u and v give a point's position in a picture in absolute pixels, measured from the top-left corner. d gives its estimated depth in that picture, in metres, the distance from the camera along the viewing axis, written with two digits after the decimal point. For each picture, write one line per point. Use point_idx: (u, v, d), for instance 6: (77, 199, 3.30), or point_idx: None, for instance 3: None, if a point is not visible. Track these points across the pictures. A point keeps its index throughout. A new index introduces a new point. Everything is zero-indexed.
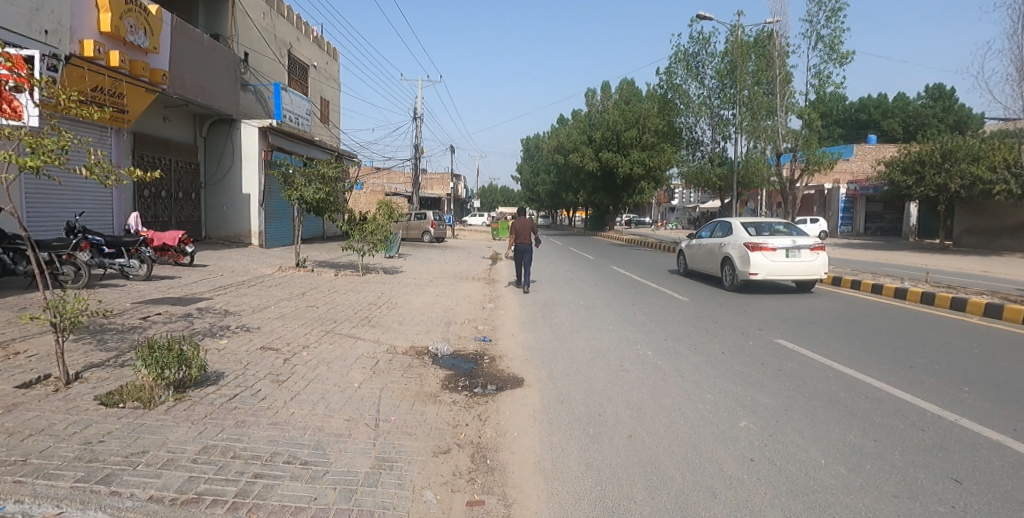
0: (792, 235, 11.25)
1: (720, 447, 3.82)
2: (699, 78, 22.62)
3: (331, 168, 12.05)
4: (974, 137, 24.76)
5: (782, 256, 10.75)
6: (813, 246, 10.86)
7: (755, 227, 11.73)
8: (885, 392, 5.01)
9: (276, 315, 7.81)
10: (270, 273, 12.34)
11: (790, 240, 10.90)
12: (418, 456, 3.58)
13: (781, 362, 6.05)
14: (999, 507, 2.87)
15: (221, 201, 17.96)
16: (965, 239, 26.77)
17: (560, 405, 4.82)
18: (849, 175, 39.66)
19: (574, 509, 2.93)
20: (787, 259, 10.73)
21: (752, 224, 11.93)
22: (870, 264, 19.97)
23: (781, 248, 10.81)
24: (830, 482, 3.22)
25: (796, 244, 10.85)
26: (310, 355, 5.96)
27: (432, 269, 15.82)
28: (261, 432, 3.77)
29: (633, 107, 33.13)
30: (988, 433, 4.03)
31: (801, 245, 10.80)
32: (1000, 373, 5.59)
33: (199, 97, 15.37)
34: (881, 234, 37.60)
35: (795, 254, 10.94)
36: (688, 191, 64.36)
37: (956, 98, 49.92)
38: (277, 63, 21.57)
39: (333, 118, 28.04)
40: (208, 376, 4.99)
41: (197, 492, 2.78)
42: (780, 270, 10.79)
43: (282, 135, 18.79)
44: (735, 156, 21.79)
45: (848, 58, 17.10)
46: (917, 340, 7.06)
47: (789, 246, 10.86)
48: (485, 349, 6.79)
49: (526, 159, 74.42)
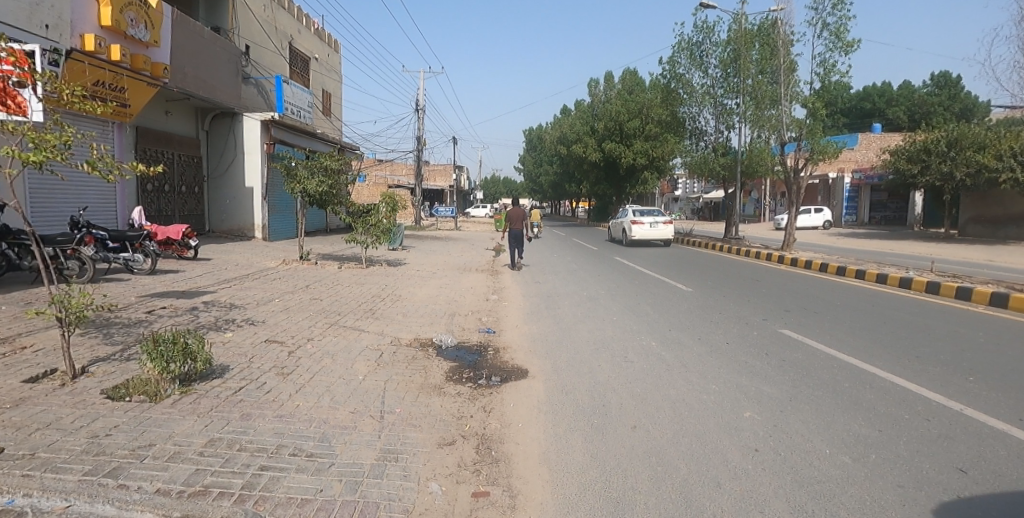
0: (657, 216, 21.30)
1: (724, 438, 3.82)
2: (702, 67, 22.30)
3: (334, 160, 12.05)
4: (981, 126, 24.53)
5: (647, 226, 20.84)
6: (664, 222, 20.95)
7: (640, 212, 21.77)
8: (890, 382, 5.01)
9: (281, 308, 7.84)
10: (274, 266, 12.38)
11: (652, 219, 21.05)
12: (422, 448, 3.59)
13: (784, 352, 6.05)
14: (1005, 498, 2.86)
15: (223, 194, 17.99)
16: (971, 228, 26.59)
17: (564, 395, 4.84)
18: (853, 164, 39.43)
19: (579, 500, 2.94)
20: (650, 228, 20.78)
21: (640, 210, 21.81)
22: (874, 253, 19.90)
23: (647, 222, 20.88)
24: (834, 472, 3.23)
25: (656, 220, 20.90)
26: (315, 348, 5.99)
27: (436, 261, 15.85)
28: (267, 425, 3.78)
29: (636, 97, 33.12)
30: (993, 423, 4.02)
31: (657, 222, 20.91)
32: (1006, 363, 5.57)
33: (200, 90, 15.33)
34: (887, 223, 37.44)
35: (656, 226, 20.95)
36: (692, 181, 64.41)
37: (962, 86, 49.41)
38: (278, 56, 21.50)
39: (335, 110, 28.00)
40: (213, 369, 5.01)
41: (204, 485, 2.80)
42: (646, 234, 20.84)
43: (284, 128, 18.81)
44: (740, 145, 21.67)
45: (853, 47, 16.94)
46: (922, 329, 7.06)
47: (652, 222, 21.01)
48: (488, 340, 6.82)
49: (529, 150, 74.33)
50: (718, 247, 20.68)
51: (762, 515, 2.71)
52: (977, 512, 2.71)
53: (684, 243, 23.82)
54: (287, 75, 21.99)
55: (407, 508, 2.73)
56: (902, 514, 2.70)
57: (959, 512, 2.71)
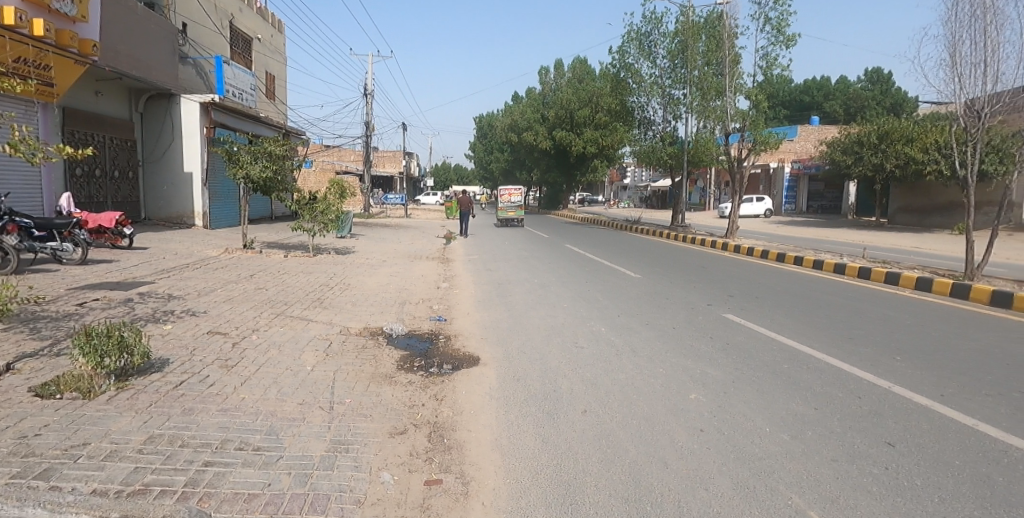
0: None
1: (671, 419, 3.95)
2: (651, 58, 22.68)
3: (279, 145, 11.56)
4: (910, 120, 25.84)
5: None
6: None
7: None
8: (826, 363, 5.25)
9: (224, 298, 7.57)
10: (215, 255, 11.88)
11: None
12: (374, 438, 3.55)
13: (728, 334, 6.29)
14: (929, 469, 3.07)
15: (161, 180, 17.16)
16: (899, 217, 28.15)
17: (515, 382, 4.86)
18: (793, 155, 41.10)
19: (531, 485, 2.96)
20: None
21: None
22: (810, 240, 20.71)
23: None
24: (774, 449, 3.38)
25: None
26: (261, 338, 5.83)
27: (385, 249, 15.58)
28: (212, 419, 3.66)
29: (587, 85, 33.66)
30: (917, 399, 4.31)
31: None
32: (927, 343, 5.99)
33: (134, 70, 14.50)
34: (823, 212, 39.11)
35: None
36: (640, 170, 67.49)
37: (892, 82, 52.44)
38: (219, 36, 20.48)
39: (280, 93, 27.02)
40: (152, 363, 4.81)
41: (144, 484, 2.68)
42: None
43: (225, 111, 18.02)
44: (685, 136, 22.16)
45: (794, 41, 17.52)
46: (855, 311, 7.48)
47: None
48: (439, 328, 6.77)
49: (479, 137, 74.12)
50: (665, 235, 21.10)
51: (707, 492, 2.82)
52: (908, 485, 2.87)
53: (632, 232, 24.14)
54: (227, 56, 20.99)
55: (359, 499, 2.71)
56: (835, 487, 2.86)
57: (890, 486, 2.86)
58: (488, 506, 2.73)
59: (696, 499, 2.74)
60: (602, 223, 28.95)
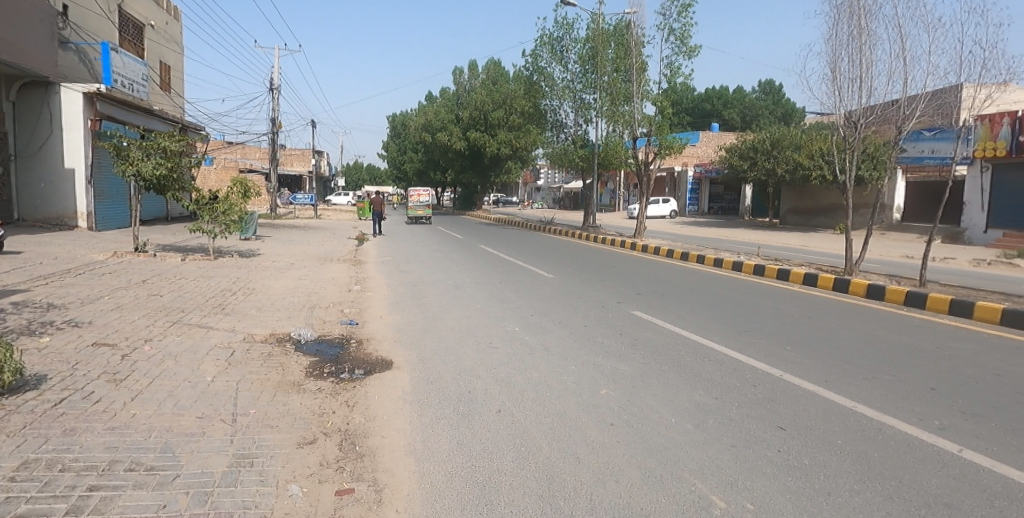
0: None
1: (584, 414, 4.08)
2: (563, 62, 23.29)
3: (176, 141, 10.78)
4: (798, 129, 28.20)
5: None
6: None
7: None
8: (725, 355, 5.62)
9: (112, 307, 6.96)
10: (102, 259, 10.90)
11: None
12: (280, 449, 3.40)
13: (637, 331, 6.58)
14: (814, 448, 3.36)
15: (37, 176, 15.54)
16: (790, 218, 30.62)
17: (430, 384, 4.83)
18: (696, 159, 43.83)
19: (448, 488, 2.95)
20: None
21: None
22: (711, 240, 22.09)
23: None
24: (679, 439, 3.57)
25: None
26: (154, 349, 5.41)
27: (293, 251, 14.99)
28: (96, 439, 3.35)
29: (500, 87, 34.11)
30: (804, 384, 4.72)
31: None
32: (810, 332, 6.58)
33: (5, 53, 13.01)
34: (722, 213, 42.00)
35: None
36: (554, 171, 69.46)
37: (781, 94, 57.41)
38: (106, 20, 18.78)
39: (176, 85, 25.21)
40: (26, 380, 4.33)
41: (17, 515, 2.40)
42: None
43: (112, 102, 16.57)
44: (596, 139, 22.95)
45: (695, 52, 18.65)
46: (751, 305, 8.07)
47: None
48: (351, 332, 6.60)
49: (391, 136, 72.81)
50: (578, 236, 21.74)
51: (617, 484, 2.92)
52: (798, 465, 3.12)
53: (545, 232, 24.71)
54: (116, 43, 19.30)
55: (264, 514, 2.58)
56: (734, 471, 3.05)
57: (782, 466, 3.10)
58: (402, 512, 2.69)
59: (607, 492, 2.83)
60: (516, 223, 29.42)
